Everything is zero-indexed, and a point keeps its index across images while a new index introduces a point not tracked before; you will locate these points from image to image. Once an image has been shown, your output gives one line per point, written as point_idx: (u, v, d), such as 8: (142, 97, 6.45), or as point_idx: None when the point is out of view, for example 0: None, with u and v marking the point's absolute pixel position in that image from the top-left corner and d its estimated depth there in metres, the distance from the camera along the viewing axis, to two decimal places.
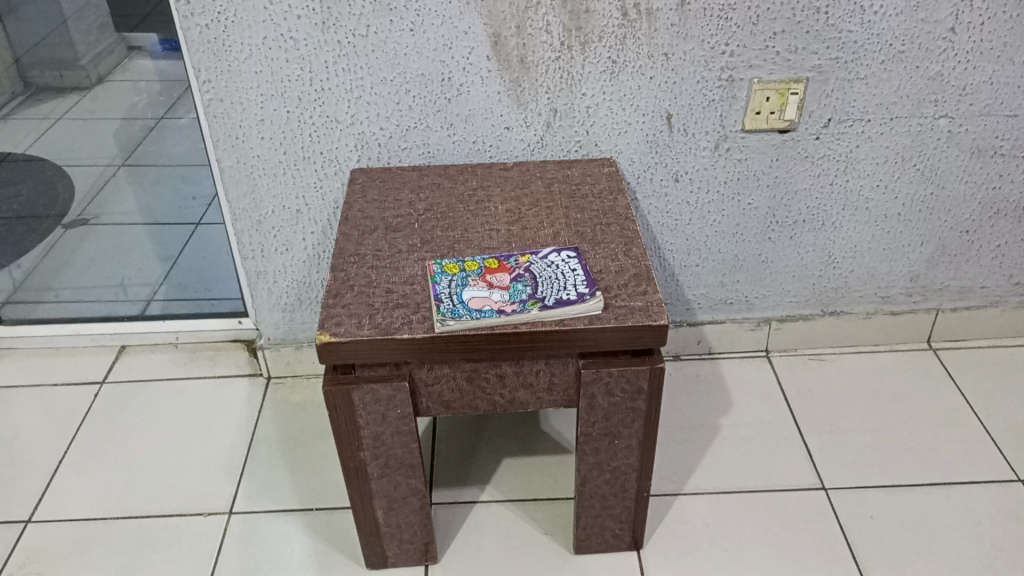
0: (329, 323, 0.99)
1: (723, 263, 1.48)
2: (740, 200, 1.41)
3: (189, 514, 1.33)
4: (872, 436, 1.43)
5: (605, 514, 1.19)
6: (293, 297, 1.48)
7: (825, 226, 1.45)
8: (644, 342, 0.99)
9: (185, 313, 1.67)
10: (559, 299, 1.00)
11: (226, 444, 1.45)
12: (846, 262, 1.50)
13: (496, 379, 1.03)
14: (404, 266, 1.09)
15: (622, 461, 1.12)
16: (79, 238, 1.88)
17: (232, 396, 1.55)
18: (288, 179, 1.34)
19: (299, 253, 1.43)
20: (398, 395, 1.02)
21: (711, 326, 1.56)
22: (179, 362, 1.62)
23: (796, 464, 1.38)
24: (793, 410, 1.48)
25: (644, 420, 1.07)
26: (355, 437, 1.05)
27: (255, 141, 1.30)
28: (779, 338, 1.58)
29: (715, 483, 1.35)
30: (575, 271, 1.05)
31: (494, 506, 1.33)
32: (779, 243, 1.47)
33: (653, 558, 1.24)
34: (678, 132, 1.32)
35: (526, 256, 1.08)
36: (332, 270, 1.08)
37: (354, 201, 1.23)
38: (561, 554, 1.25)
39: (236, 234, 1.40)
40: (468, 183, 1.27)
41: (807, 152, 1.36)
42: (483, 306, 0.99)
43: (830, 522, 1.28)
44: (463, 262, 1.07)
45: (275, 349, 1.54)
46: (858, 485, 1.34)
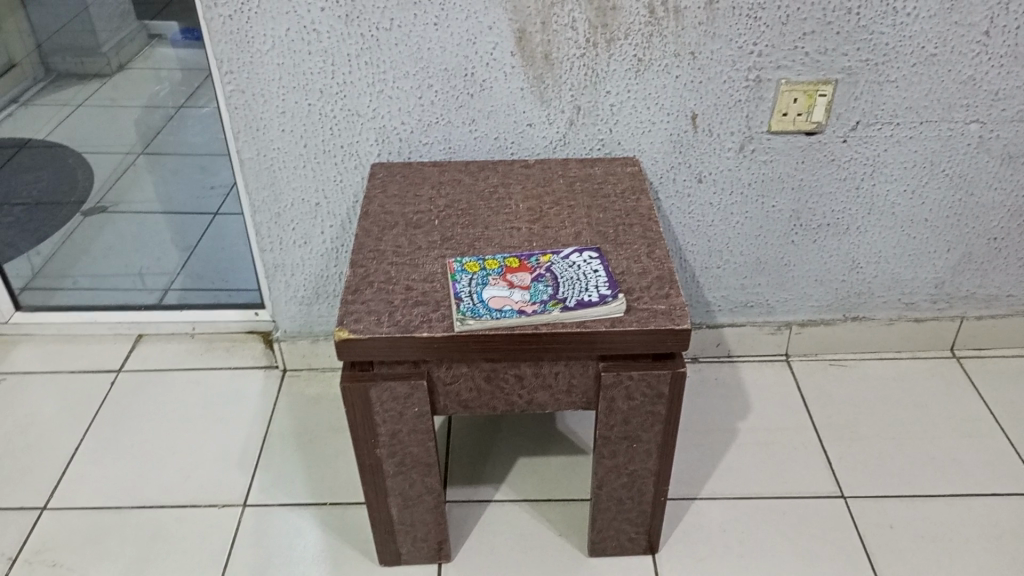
0: (347, 320, 0.98)
1: (744, 265, 1.47)
2: (764, 202, 1.39)
3: (203, 504, 1.33)
4: (891, 445, 1.41)
5: (621, 518, 1.18)
6: (311, 291, 1.48)
7: (849, 230, 1.43)
8: (667, 346, 0.98)
9: (202, 304, 1.67)
10: (581, 300, 0.99)
11: (240, 436, 1.45)
12: (870, 267, 1.48)
13: (515, 379, 1.02)
14: (424, 263, 1.08)
15: (640, 465, 1.11)
16: (98, 223, 1.86)
17: (248, 388, 1.54)
18: (308, 172, 1.33)
19: (318, 247, 1.42)
20: (416, 393, 1.01)
21: (730, 329, 1.54)
22: (195, 352, 1.62)
23: (815, 470, 1.37)
24: (812, 415, 1.47)
25: (664, 424, 1.06)
26: (372, 434, 1.05)
27: (276, 133, 1.29)
28: (799, 342, 1.57)
29: (732, 488, 1.34)
30: (597, 272, 1.04)
31: (509, 506, 1.32)
32: (803, 246, 1.44)
33: (668, 564, 1.23)
34: (702, 132, 1.30)
35: (547, 256, 1.07)
36: (352, 265, 1.07)
37: (374, 196, 1.22)
38: (575, 556, 1.24)
39: (255, 226, 1.39)
40: (490, 180, 1.25)
41: (833, 155, 1.33)
42: (504, 305, 0.98)
43: (848, 531, 1.27)
44: (483, 261, 1.06)
45: (292, 341, 1.54)
46: (878, 494, 1.33)
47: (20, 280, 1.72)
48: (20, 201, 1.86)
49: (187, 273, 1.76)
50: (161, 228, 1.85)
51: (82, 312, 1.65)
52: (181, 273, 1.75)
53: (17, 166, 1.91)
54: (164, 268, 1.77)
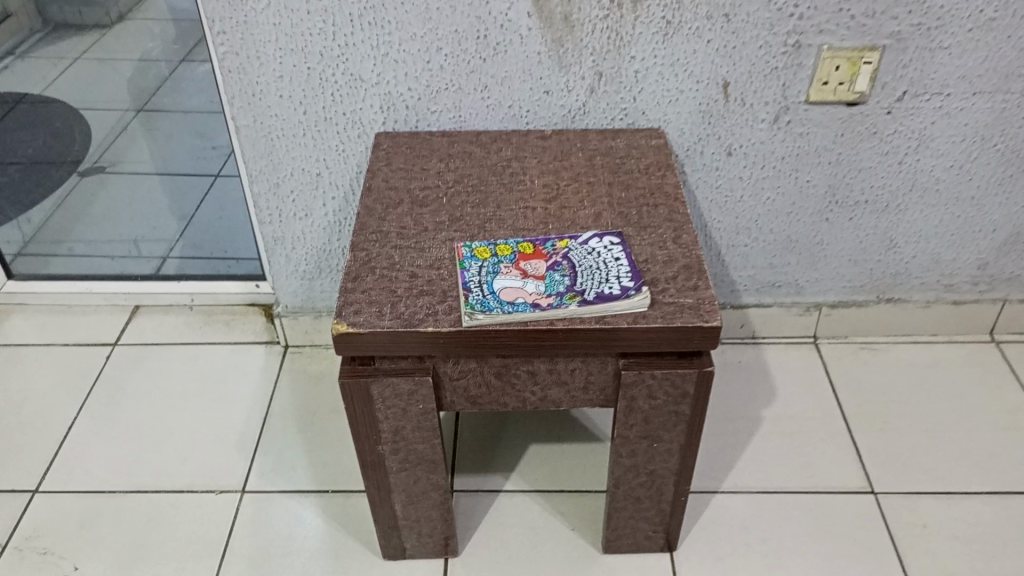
0: (346, 311, 0.91)
1: (774, 243, 1.37)
2: (798, 177, 1.29)
3: (200, 490, 1.27)
4: (925, 437, 1.33)
5: (638, 517, 1.11)
6: (312, 265, 1.40)
7: (888, 208, 1.33)
8: (693, 344, 0.90)
9: (201, 274, 1.60)
10: (600, 293, 0.90)
11: (239, 416, 1.39)
12: (909, 246, 1.38)
13: (527, 375, 0.95)
14: (430, 247, 0.99)
15: (661, 465, 1.04)
16: (93, 186, 1.77)
17: (248, 364, 1.48)
18: (309, 140, 1.24)
19: (319, 220, 1.34)
20: (421, 390, 0.93)
21: (756, 310, 1.46)
22: (194, 326, 1.55)
23: (844, 463, 1.29)
24: (841, 404, 1.39)
25: (687, 424, 0.99)
26: (373, 431, 0.98)
27: (273, 99, 1.20)
28: (829, 324, 1.48)
29: (755, 482, 1.27)
30: (619, 261, 0.95)
31: (520, 496, 1.26)
32: (837, 224, 1.35)
33: (687, 563, 1.17)
34: (734, 101, 1.20)
35: (564, 241, 0.98)
36: (353, 248, 0.99)
37: (379, 169, 1.13)
38: (587, 553, 1.18)
39: (253, 197, 1.31)
40: (502, 152, 1.16)
41: (876, 128, 1.23)
42: (516, 298, 0.90)
43: (878, 531, 1.20)
44: (494, 246, 0.98)
45: (293, 317, 1.47)
46: (910, 490, 1.26)
47: (12, 247, 1.64)
48: (14, 160, 1.78)
49: (187, 241, 1.69)
50: (159, 193, 1.76)
51: (75, 282, 1.58)
52: (179, 241, 1.68)
53: (9, 125, 1.83)
54: (163, 236, 1.70)
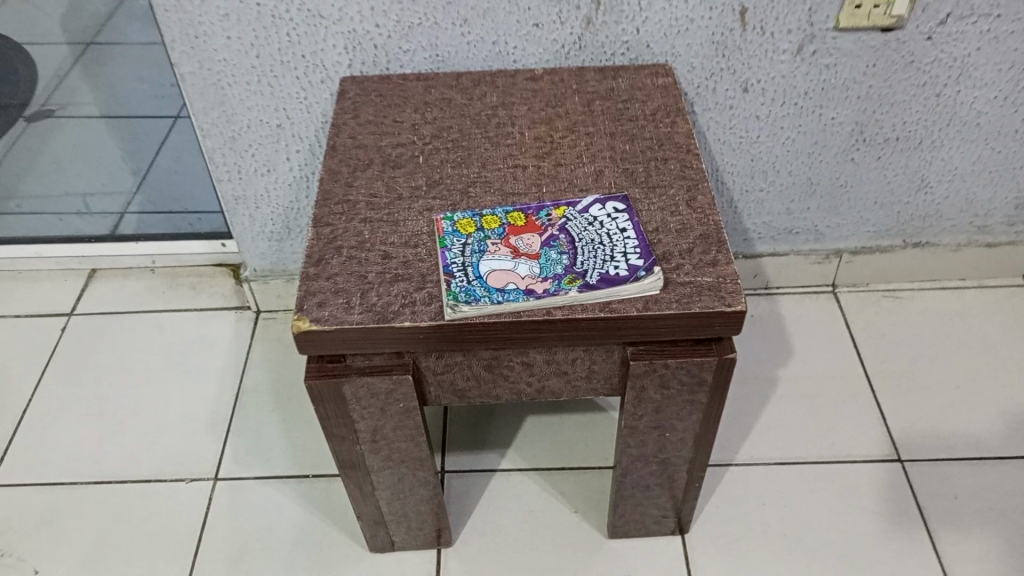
0: (308, 303, 0.77)
1: (792, 187, 1.23)
2: (822, 114, 1.14)
3: (169, 479, 1.17)
4: (955, 396, 1.23)
5: (648, 503, 1.02)
6: (279, 224, 1.26)
7: (922, 145, 1.18)
8: (713, 330, 0.78)
9: (162, 233, 1.46)
10: (605, 275, 0.77)
11: (209, 393, 1.27)
12: (942, 186, 1.24)
13: (521, 367, 0.83)
14: (405, 219, 0.85)
15: (673, 453, 0.93)
16: (42, 133, 1.58)
17: (217, 333, 1.35)
18: (265, 88, 1.08)
19: (284, 175, 1.19)
20: (400, 388, 0.81)
21: (770, 259, 1.34)
22: (156, 290, 1.42)
23: (867, 429, 1.19)
24: (863, 361, 1.28)
25: (704, 412, 0.87)
26: (349, 432, 0.86)
27: (220, 42, 1.03)
28: (850, 271, 1.36)
29: (772, 453, 1.17)
30: (625, 233, 0.82)
31: (517, 476, 1.16)
32: (864, 164, 1.21)
33: (700, 547, 1.08)
34: (752, 30, 1.04)
35: (560, 209, 0.85)
36: (316, 223, 0.85)
37: (344, 123, 0.98)
38: (592, 537, 1.09)
39: (207, 152, 1.16)
40: (487, 98, 1.01)
41: (913, 56, 1.08)
42: (506, 284, 0.77)
43: (906, 504, 1.11)
44: (480, 217, 0.84)
45: (263, 281, 1.33)
46: (940, 457, 1.16)
47: None
48: None
49: (145, 195, 1.54)
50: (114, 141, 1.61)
51: (24, 246, 1.45)
52: (138, 194, 1.54)
53: None
54: (118, 189, 1.54)
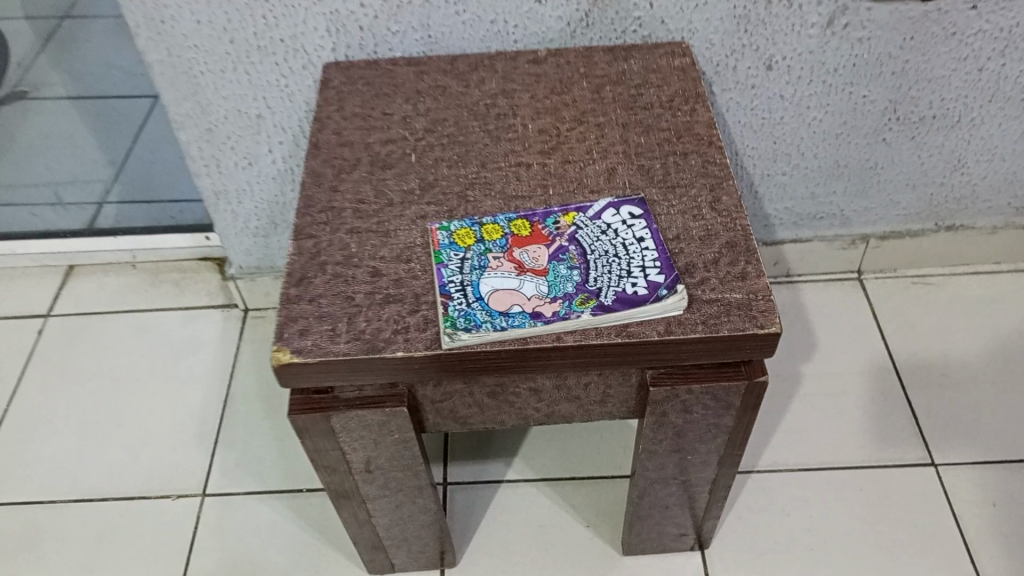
0: (288, 331, 0.69)
1: (818, 170, 1.14)
2: (852, 92, 1.04)
3: (155, 495, 1.10)
4: (991, 392, 1.15)
5: (666, 522, 0.95)
6: (265, 220, 1.17)
7: (960, 123, 1.09)
8: (743, 353, 0.69)
9: (142, 227, 1.37)
10: (621, 294, 0.69)
11: (195, 401, 1.20)
12: (979, 166, 1.15)
13: (528, 393, 0.75)
14: (396, 229, 0.77)
15: (696, 474, 0.86)
16: (14, 115, 1.53)
17: (203, 334, 1.28)
18: (241, 75, 0.99)
19: (266, 168, 1.10)
20: (395, 420, 0.73)
21: (792, 246, 1.25)
22: (137, 288, 1.33)
23: (898, 431, 1.12)
24: (892, 355, 1.20)
25: (729, 435, 0.80)
26: (340, 463, 0.79)
27: (189, 26, 0.93)
28: (877, 257, 1.27)
29: (796, 459, 1.10)
30: (642, 243, 0.73)
31: (526, 488, 1.09)
32: (896, 144, 1.11)
33: (721, 563, 1.01)
34: (778, 2, 0.93)
35: (569, 216, 0.76)
36: (296, 234, 0.77)
37: (329, 116, 0.88)
38: (606, 553, 1.03)
39: (182, 145, 1.06)
40: (485, 85, 0.91)
41: (954, 27, 0.97)
42: (511, 306, 0.69)
43: (941, 513, 1.04)
44: (480, 227, 0.76)
45: (250, 279, 1.25)
46: (977, 460, 1.08)
47: None
48: None
49: (124, 185, 1.46)
50: (93, 133, 1.51)
51: None
52: (115, 184, 1.46)
53: None
54: (95, 179, 1.46)
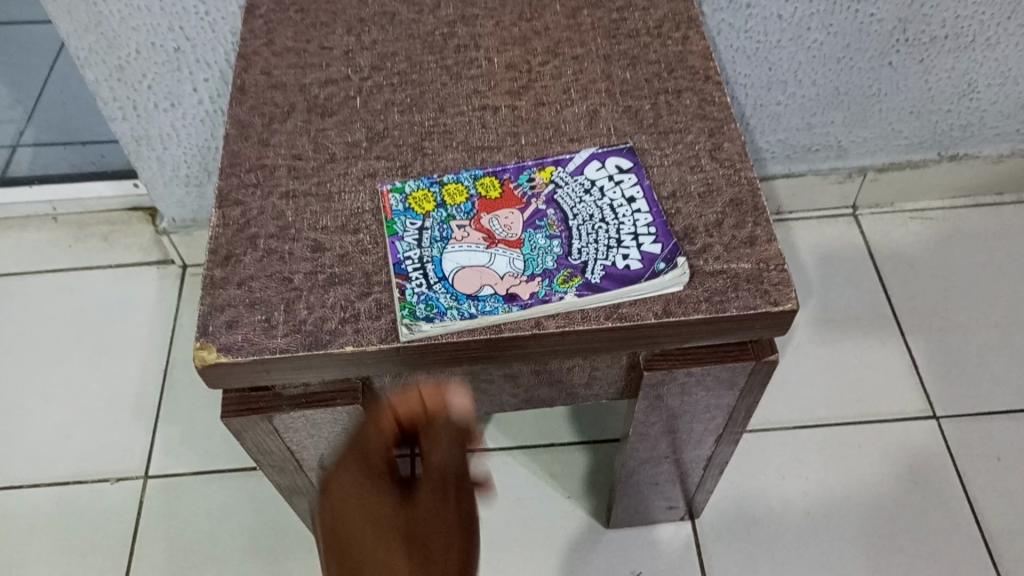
0: (213, 324, 0.57)
1: (816, 98, 1.02)
2: (859, 10, 0.91)
3: (91, 480, 0.99)
4: (993, 336, 1.08)
5: (655, 497, 0.87)
6: (196, 166, 1.03)
7: (974, 42, 0.97)
8: (752, 332, 0.59)
9: (61, 173, 1.22)
10: (612, 269, 0.58)
11: (131, 372, 1.08)
12: (990, 90, 1.04)
13: (503, 380, 0.64)
14: (340, 191, 0.64)
15: (691, 452, 0.77)
16: None
17: (138, 294, 1.15)
18: (151, 3, 0.84)
19: (193, 109, 0.95)
20: (348, 418, 0.62)
21: (783, 182, 1.14)
22: (61, 245, 1.19)
23: (897, 381, 1.05)
24: (889, 297, 1.12)
25: (730, 414, 0.70)
26: (288, 462, 0.68)
27: None
28: (874, 191, 1.17)
29: (790, 416, 1.03)
30: (633, 203, 0.62)
31: (501, 458, 1.00)
32: (903, 68, 0.99)
33: (712, 532, 0.94)
34: None
35: (546, 171, 0.64)
36: (221, 200, 0.64)
37: (255, 52, 0.74)
38: (589, 526, 0.95)
39: (91, 86, 0.91)
40: (441, 11, 0.78)
41: None
42: (480, 288, 0.58)
43: (943, 469, 0.98)
44: (441, 188, 0.64)
45: (186, 233, 1.12)
46: (980, 410, 1.02)
47: None
48: None
49: (39, 126, 1.30)
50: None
51: None
52: (30, 125, 1.31)
53: None
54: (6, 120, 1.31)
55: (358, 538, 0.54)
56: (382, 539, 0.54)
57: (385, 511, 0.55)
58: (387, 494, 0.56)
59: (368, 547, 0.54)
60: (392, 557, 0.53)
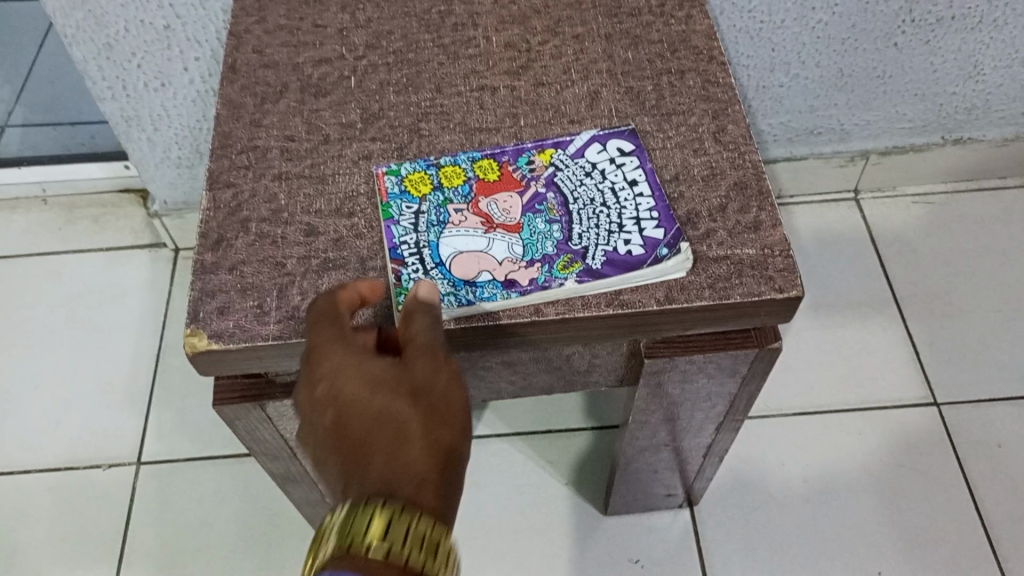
0: (204, 310, 0.56)
1: (819, 80, 1.01)
2: None
3: (82, 466, 0.98)
4: (995, 322, 1.06)
5: (654, 484, 0.86)
6: (187, 147, 1.01)
7: (981, 24, 0.95)
8: (756, 319, 0.57)
9: (51, 154, 1.20)
10: (613, 254, 0.57)
11: (122, 357, 1.06)
12: (996, 72, 1.03)
13: (501, 368, 0.63)
14: (334, 173, 0.63)
15: (692, 440, 0.76)
16: None
17: (130, 278, 1.13)
18: None
19: (184, 89, 0.93)
20: None
21: (785, 165, 1.13)
22: (50, 227, 1.17)
23: (898, 367, 1.04)
24: (891, 283, 1.11)
25: (731, 402, 0.69)
26: (282, 450, 0.67)
27: None
28: (876, 174, 1.16)
29: (789, 402, 1.02)
30: (636, 187, 0.60)
31: (498, 444, 0.99)
32: (908, 49, 0.98)
33: (711, 519, 0.94)
34: None
35: (546, 153, 0.63)
36: (211, 182, 0.62)
37: (247, 30, 0.72)
38: (587, 513, 0.94)
39: (79, 65, 0.89)
40: None
41: None
42: (477, 274, 0.56)
43: (944, 456, 0.97)
44: (438, 170, 0.62)
45: (178, 216, 1.10)
46: (982, 397, 1.01)
47: None
48: None
49: (28, 106, 1.28)
50: None
51: None
52: (19, 105, 1.29)
53: None
54: None
55: (354, 417, 0.44)
56: (388, 411, 0.44)
57: (377, 381, 0.45)
58: (378, 366, 0.46)
59: (366, 421, 0.43)
60: (404, 426, 0.43)
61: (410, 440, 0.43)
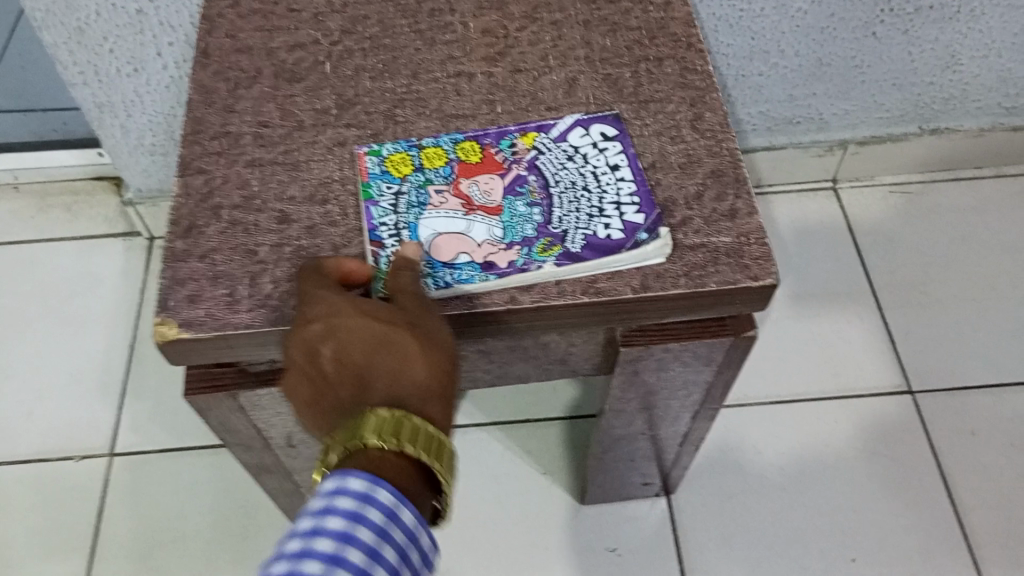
0: (174, 298, 0.55)
1: (798, 69, 1.01)
2: None
3: (55, 458, 0.97)
4: (970, 311, 1.07)
5: (632, 473, 0.86)
6: (161, 134, 0.99)
7: (959, 14, 0.95)
8: (731, 308, 0.57)
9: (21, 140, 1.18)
10: (592, 238, 0.56)
11: (96, 347, 1.05)
12: (973, 62, 1.03)
13: (477, 356, 0.62)
14: (307, 159, 0.62)
15: (669, 428, 0.76)
16: None
17: (103, 267, 1.12)
18: None
19: (157, 75, 0.92)
20: None
21: (764, 155, 1.13)
22: (21, 216, 1.15)
23: (874, 356, 1.04)
24: (868, 272, 1.11)
25: (707, 390, 0.69)
26: (256, 440, 0.66)
27: None
28: (855, 164, 1.16)
29: (767, 391, 1.02)
30: (617, 171, 0.60)
31: (477, 434, 0.99)
32: (886, 39, 0.98)
33: (688, 507, 0.94)
34: None
35: (528, 136, 0.62)
36: (182, 169, 0.61)
37: (219, 14, 0.71)
38: (564, 503, 0.94)
39: (49, 49, 0.88)
40: None
41: None
42: (456, 256, 0.56)
43: (918, 444, 0.98)
44: (420, 151, 0.62)
45: (152, 204, 1.09)
46: (956, 386, 1.01)
47: None
48: None
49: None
50: None
51: None
52: None
53: None
54: None
55: (354, 343, 0.47)
56: (387, 337, 0.47)
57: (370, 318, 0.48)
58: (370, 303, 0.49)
59: (366, 346, 0.47)
60: (402, 350, 0.46)
61: (411, 361, 0.46)
